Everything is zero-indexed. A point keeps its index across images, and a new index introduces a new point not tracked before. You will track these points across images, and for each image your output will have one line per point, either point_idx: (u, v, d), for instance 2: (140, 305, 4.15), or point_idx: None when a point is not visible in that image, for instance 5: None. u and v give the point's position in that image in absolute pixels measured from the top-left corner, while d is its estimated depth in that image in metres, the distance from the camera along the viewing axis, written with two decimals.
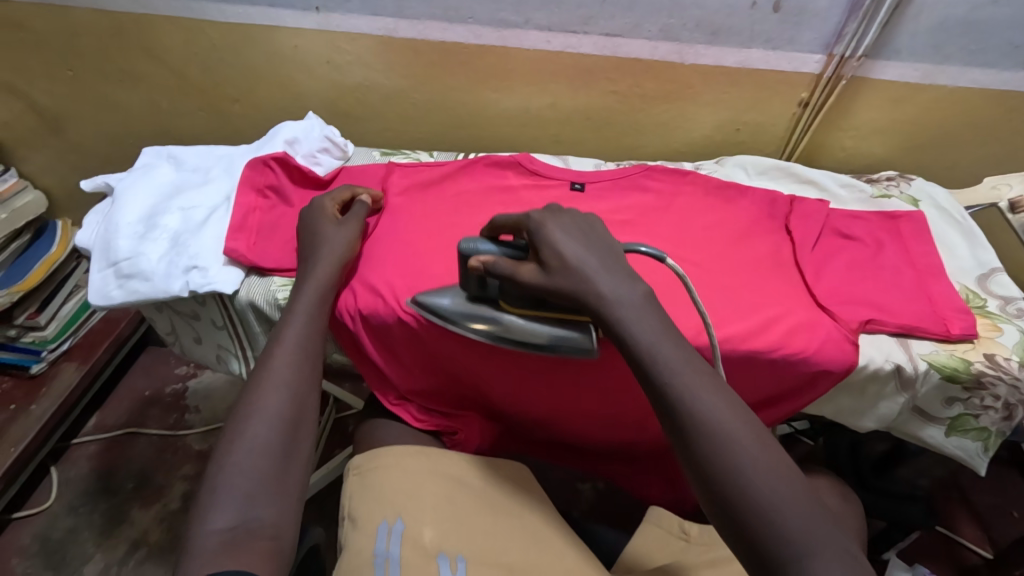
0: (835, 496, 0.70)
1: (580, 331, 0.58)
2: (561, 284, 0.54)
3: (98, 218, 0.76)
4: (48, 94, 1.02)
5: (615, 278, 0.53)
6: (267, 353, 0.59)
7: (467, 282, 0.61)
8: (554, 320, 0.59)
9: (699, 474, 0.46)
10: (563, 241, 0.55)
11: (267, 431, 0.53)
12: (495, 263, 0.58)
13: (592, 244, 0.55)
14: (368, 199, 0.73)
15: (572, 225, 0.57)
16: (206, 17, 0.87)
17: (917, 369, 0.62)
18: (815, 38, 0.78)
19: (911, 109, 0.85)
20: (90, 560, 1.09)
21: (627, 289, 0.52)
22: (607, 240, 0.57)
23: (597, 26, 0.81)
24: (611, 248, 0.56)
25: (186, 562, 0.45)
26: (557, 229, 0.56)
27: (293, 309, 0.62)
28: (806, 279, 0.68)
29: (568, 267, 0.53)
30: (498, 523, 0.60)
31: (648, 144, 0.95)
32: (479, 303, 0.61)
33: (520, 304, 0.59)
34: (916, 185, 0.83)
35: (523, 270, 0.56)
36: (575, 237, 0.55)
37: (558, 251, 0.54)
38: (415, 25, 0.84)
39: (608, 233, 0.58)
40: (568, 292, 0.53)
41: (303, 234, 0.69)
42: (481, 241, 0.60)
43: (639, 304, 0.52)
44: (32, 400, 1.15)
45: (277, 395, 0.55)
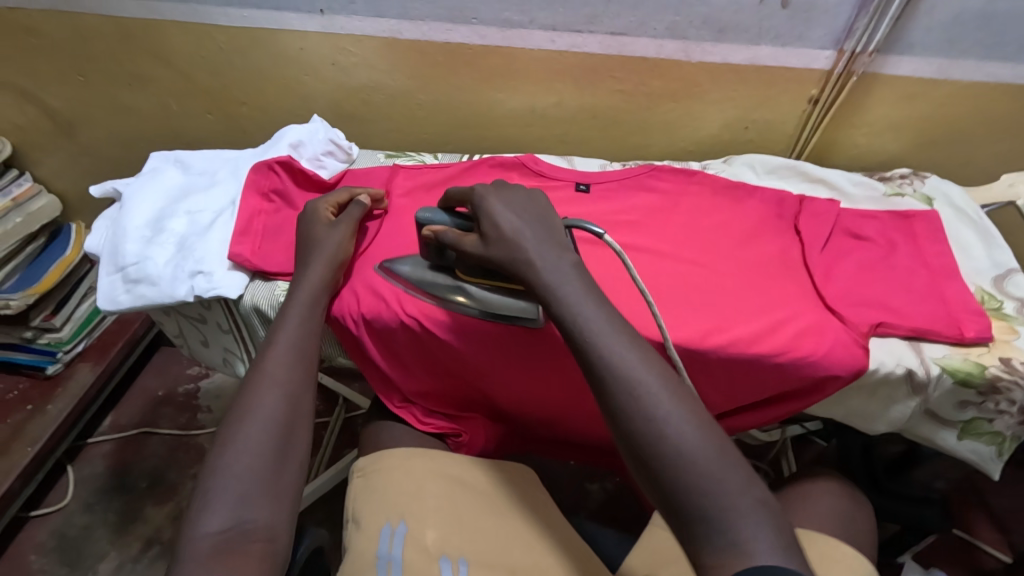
0: (845, 501, 0.69)
1: (524, 301, 0.61)
2: (495, 254, 0.55)
3: (106, 222, 0.77)
4: (60, 99, 1.03)
5: (549, 251, 0.54)
6: (262, 355, 0.59)
7: (427, 251, 0.65)
8: (501, 288, 0.62)
9: (631, 450, 0.45)
10: (499, 212, 0.56)
11: (262, 434, 0.53)
12: (444, 233, 0.60)
13: (531, 217, 0.56)
14: (366, 199, 0.72)
15: (513, 199, 0.58)
16: (211, 21, 0.88)
17: (929, 373, 0.61)
18: (825, 34, 0.77)
19: (924, 105, 0.83)
20: (105, 557, 1.11)
21: (556, 258, 0.53)
22: (549, 215, 0.57)
23: (602, 24, 0.80)
24: (550, 222, 0.56)
25: (181, 565, 0.46)
26: (498, 202, 0.57)
27: (287, 312, 0.62)
28: (815, 281, 0.67)
29: (503, 236, 0.55)
30: (499, 527, 0.60)
31: (655, 143, 0.94)
32: (437, 272, 0.65)
33: (474, 273, 0.63)
34: (930, 183, 0.81)
35: (465, 240, 0.58)
36: (513, 210, 0.57)
37: (495, 222, 0.56)
38: (419, 26, 0.84)
39: (553, 209, 0.58)
40: (502, 262, 0.55)
41: (301, 238, 0.69)
42: (438, 211, 0.63)
43: (570, 274, 0.52)
44: (48, 400, 1.18)
45: (273, 396, 0.56)
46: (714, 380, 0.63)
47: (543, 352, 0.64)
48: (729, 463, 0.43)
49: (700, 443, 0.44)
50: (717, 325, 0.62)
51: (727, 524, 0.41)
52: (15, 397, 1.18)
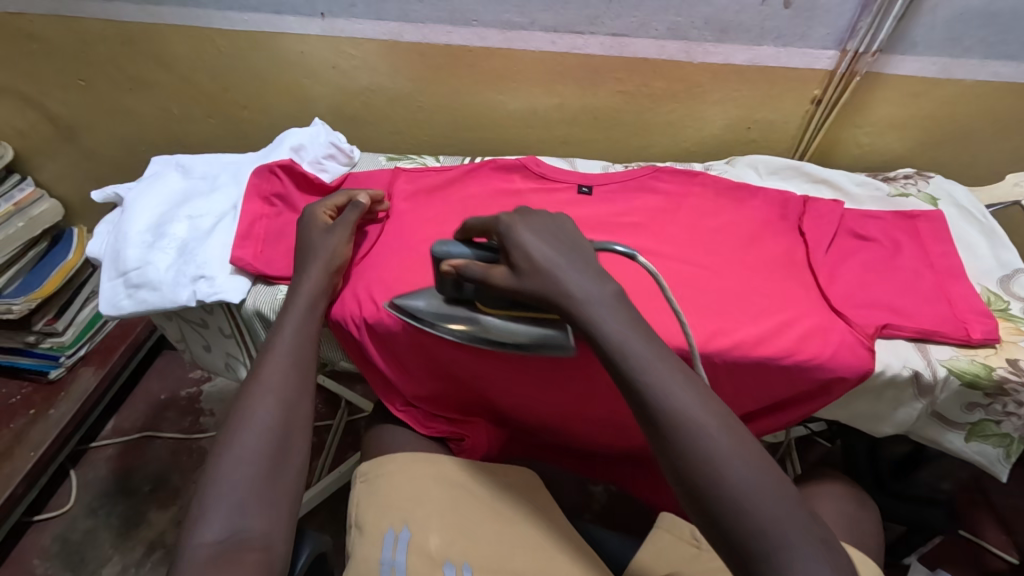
0: (851, 504, 0.68)
1: (555, 329, 0.58)
2: (530, 286, 0.54)
3: (107, 227, 0.77)
4: (61, 103, 1.03)
5: (586, 278, 0.52)
6: (260, 362, 0.59)
7: (443, 285, 0.61)
8: (527, 319, 0.59)
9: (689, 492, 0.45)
10: (530, 241, 0.54)
11: (257, 442, 0.53)
12: (466, 266, 0.58)
13: (561, 245, 0.55)
14: (364, 200, 0.71)
15: (539, 226, 0.56)
16: (212, 25, 0.88)
17: (936, 376, 0.61)
18: (828, 34, 0.76)
19: (928, 104, 0.82)
20: (108, 561, 1.11)
21: (595, 288, 0.52)
22: (578, 240, 0.56)
23: (603, 25, 0.79)
24: (581, 248, 0.55)
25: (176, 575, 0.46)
26: (526, 230, 0.55)
27: (284, 318, 0.62)
28: (819, 283, 0.66)
29: (538, 267, 0.53)
30: (504, 531, 0.60)
31: (657, 145, 0.94)
32: (455, 305, 0.62)
33: (497, 305, 0.60)
34: (934, 183, 0.80)
35: (495, 273, 0.56)
36: (543, 237, 0.55)
37: (526, 253, 0.54)
38: (419, 28, 0.84)
39: (581, 233, 0.57)
40: (539, 295, 0.53)
41: (299, 242, 0.69)
42: (454, 244, 0.61)
43: (609, 305, 0.51)
44: (51, 404, 1.18)
45: (269, 403, 0.55)
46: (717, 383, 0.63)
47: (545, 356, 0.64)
48: (782, 492, 0.43)
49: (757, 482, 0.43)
50: (722, 327, 0.61)
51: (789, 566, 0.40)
52: (17, 402, 1.18)
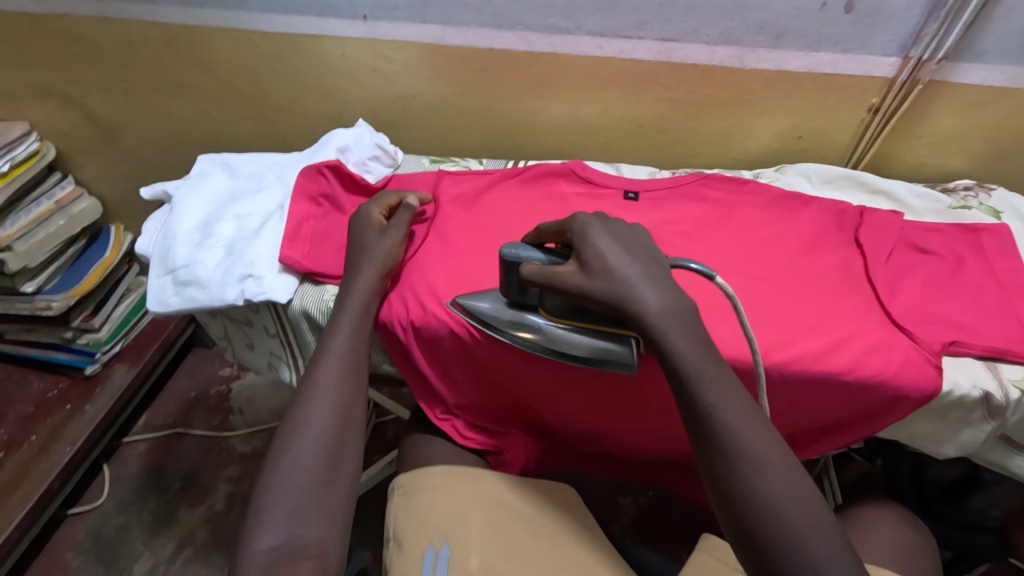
0: (909, 529, 0.65)
1: (619, 345, 0.57)
2: (598, 286, 0.53)
3: (155, 225, 0.77)
4: (104, 104, 1.05)
5: (658, 287, 0.52)
6: (313, 366, 0.59)
7: (507, 287, 0.59)
8: (589, 331, 0.58)
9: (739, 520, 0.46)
10: (605, 243, 0.54)
11: (313, 449, 0.53)
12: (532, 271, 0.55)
13: (636, 251, 0.55)
14: (414, 203, 0.72)
15: (617, 231, 0.56)
16: (256, 27, 0.88)
17: (1008, 397, 0.58)
18: (890, 40, 0.74)
19: (991, 115, 0.80)
20: (140, 558, 1.11)
21: (665, 294, 0.52)
22: (652, 251, 0.56)
23: (652, 31, 0.78)
24: (655, 258, 0.55)
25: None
26: (602, 234, 0.55)
27: (336, 323, 0.62)
28: (880, 297, 0.64)
29: (610, 269, 0.53)
30: (544, 551, 0.58)
31: (701, 154, 0.92)
32: (522, 311, 0.60)
33: (565, 312, 0.58)
34: (997, 196, 0.77)
35: (562, 273, 0.54)
36: (618, 242, 0.55)
37: (600, 252, 0.54)
38: (462, 32, 0.83)
39: (655, 246, 0.57)
40: (607, 297, 0.52)
41: (354, 240, 0.69)
42: (526, 248, 0.58)
43: (679, 316, 0.51)
44: (86, 400, 1.19)
45: (316, 408, 0.56)
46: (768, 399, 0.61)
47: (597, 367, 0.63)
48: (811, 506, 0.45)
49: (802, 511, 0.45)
50: (780, 340, 0.59)
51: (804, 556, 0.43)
52: (54, 397, 1.20)
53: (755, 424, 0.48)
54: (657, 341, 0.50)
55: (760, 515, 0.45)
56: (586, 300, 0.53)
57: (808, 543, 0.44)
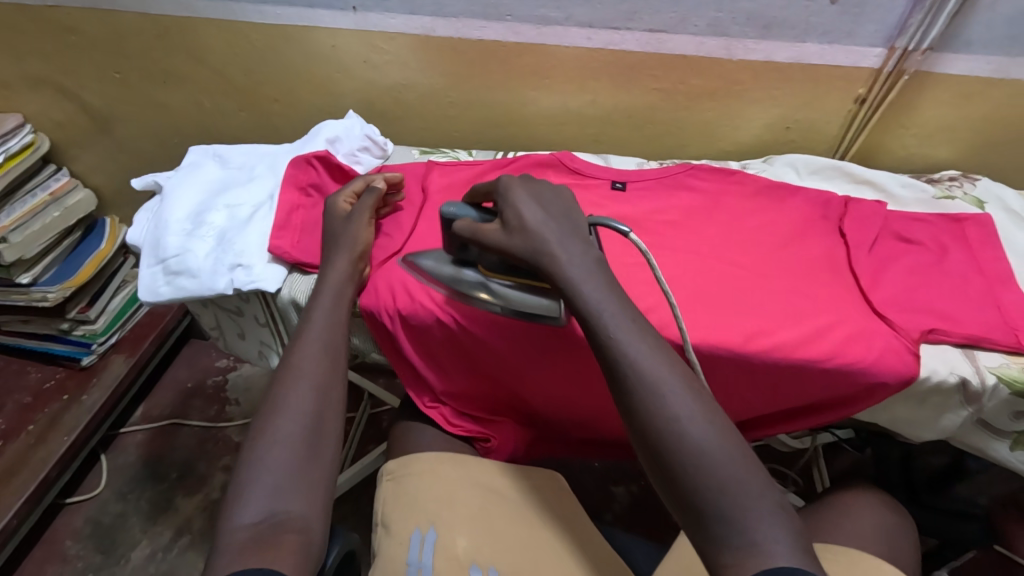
0: (891, 514, 0.66)
1: (547, 298, 0.57)
2: (516, 244, 0.53)
3: (146, 215, 0.78)
4: (99, 96, 1.05)
5: (573, 244, 0.52)
6: (291, 350, 0.60)
7: (450, 244, 0.62)
8: (523, 286, 0.59)
9: (651, 451, 0.44)
10: (523, 202, 0.55)
11: (293, 428, 0.54)
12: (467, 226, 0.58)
13: (555, 209, 0.55)
14: (380, 185, 0.72)
15: (538, 190, 0.57)
16: (248, 19, 0.89)
17: (984, 383, 0.59)
18: (876, 31, 0.74)
19: (978, 105, 0.80)
20: (137, 545, 1.13)
21: (579, 250, 0.52)
22: (574, 210, 0.55)
23: (641, 22, 0.79)
24: (574, 215, 0.55)
25: (216, 556, 0.47)
26: (523, 194, 0.56)
27: (314, 310, 0.63)
28: (862, 286, 0.65)
29: (526, 227, 0.53)
30: (530, 535, 0.59)
31: (691, 144, 0.93)
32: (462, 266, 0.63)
33: (495, 268, 0.59)
34: (982, 186, 0.78)
35: (487, 230, 0.56)
36: (538, 201, 0.55)
37: (518, 212, 0.54)
38: (452, 23, 0.83)
39: (579, 206, 0.56)
40: (523, 254, 0.53)
41: (328, 231, 0.70)
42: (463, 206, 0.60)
43: (594, 269, 0.51)
44: (83, 390, 1.20)
45: (294, 390, 0.57)
46: (753, 385, 0.62)
47: (582, 355, 0.64)
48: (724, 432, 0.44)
49: (710, 436, 0.43)
50: (763, 328, 0.60)
51: (716, 483, 0.42)
52: (52, 387, 1.21)
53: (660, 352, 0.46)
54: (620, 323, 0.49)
55: (667, 440, 0.43)
56: (507, 256, 0.54)
57: (711, 463, 0.42)
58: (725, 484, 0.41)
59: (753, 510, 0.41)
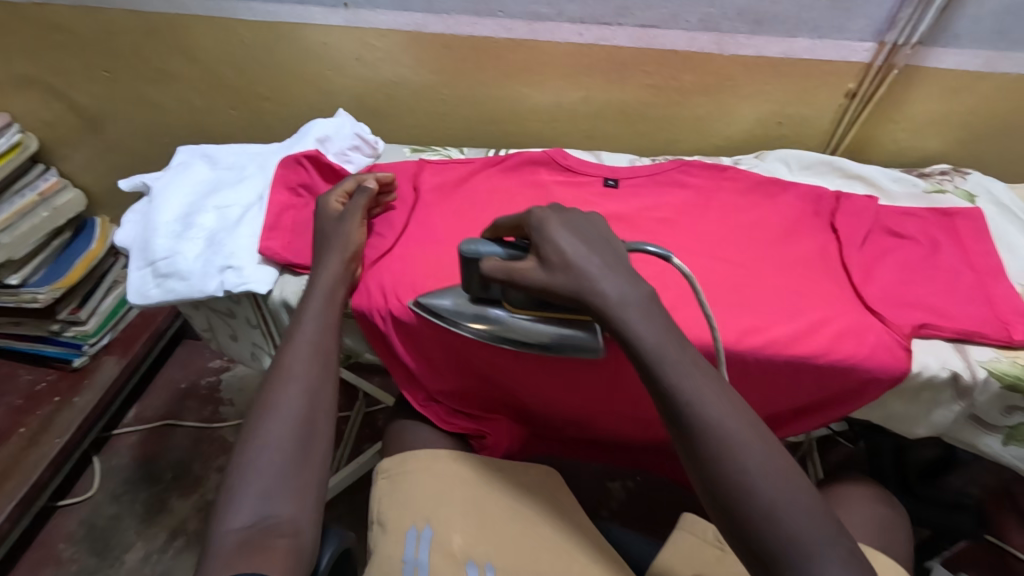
0: (884, 507, 0.67)
1: (584, 331, 0.58)
2: (559, 282, 0.52)
3: (135, 217, 0.77)
4: (86, 94, 1.04)
5: (619, 279, 0.51)
6: (282, 350, 0.60)
7: (469, 284, 0.59)
8: (557, 320, 0.58)
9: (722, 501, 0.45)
10: (562, 235, 0.53)
11: (283, 430, 0.54)
12: (494, 267, 0.55)
13: (592, 241, 0.53)
14: (372, 184, 0.72)
15: (571, 220, 0.55)
16: (237, 16, 0.88)
17: (975, 377, 0.59)
18: (866, 25, 0.74)
19: (967, 99, 0.80)
20: (132, 547, 1.12)
21: (630, 287, 0.50)
22: (611, 239, 0.54)
23: (632, 17, 0.78)
24: (611, 244, 0.54)
25: (206, 559, 0.47)
26: (559, 226, 0.53)
27: (305, 311, 0.62)
28: (853, 281, 0.65)
29: (570, 265, 0.51)
30: (526, 531, 0.60)
31: (684, 140, 0.92)
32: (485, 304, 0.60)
33: (528, 305, 0.58)
34: (972, 179, 0.78)
35: (523, 270, 0.54)
36: (575, 233, 0.53)
37: (558, 247, 0.52)
38: (443, 19, 0.83)
39: (614, 232, 0.55)
40: (569, 294, 0.51)
41: (319, 229, 0.69)
42: (485, 244, 0.57)
43: (645, 307, 0.50)
44: (75, 392, 1.19)
45: (285, 392, 0.56)
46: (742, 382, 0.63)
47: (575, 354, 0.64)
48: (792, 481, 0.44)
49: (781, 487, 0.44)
50: (756, 325, 0.60)
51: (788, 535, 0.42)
52: (44, 389, 1.20)
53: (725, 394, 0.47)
54: (619, 332, 0.49)
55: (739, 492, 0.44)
56: (550, 295, 0.53)
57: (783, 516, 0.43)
58: (795, 532, 0.42)
59: (818, 558, 0.41)
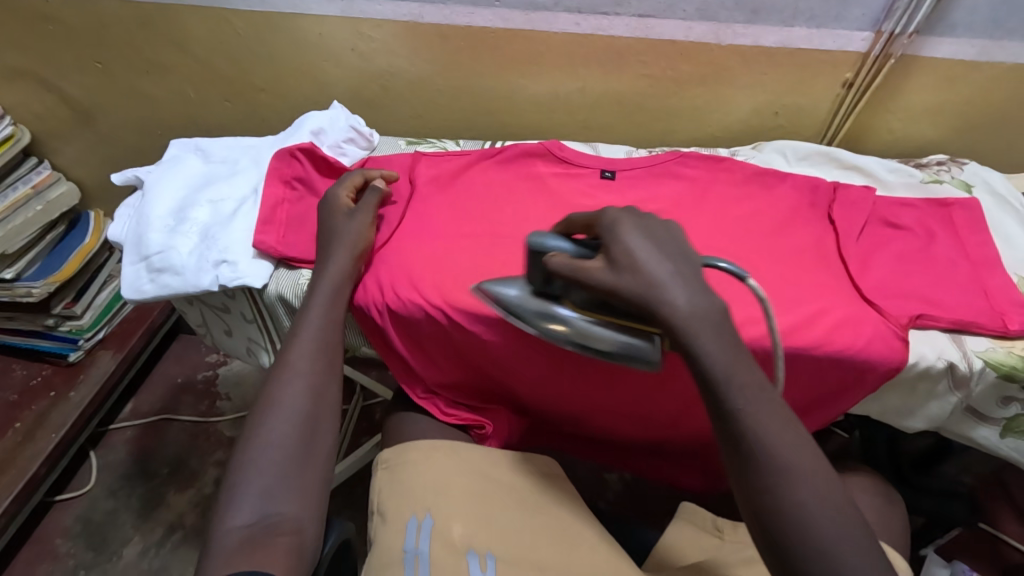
0: (878, 497, 0.67)
1: (642, 340, 0.50)
2: (624, 283, 0.48)
3: (128, 211, 0.76)
4: (77, 86, 1.02)
5: (692, 290, 0.47)
6: (286, 347, 0.60)
7: (532, 274, 0.55)
8: (618, 325, 0.51)
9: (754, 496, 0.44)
10: (634, 237, 0.49)
11: (287, 426, 0.54)
12: (561, 260, 0.51)
13: (669, 249, 0.49)
14: (380, 184, 0.72)
15: (647, 224, 0.51)
16: (229, 6, 0.86)
17: (972, 367, 0.60)
18: (863, 15, 0.74)
19: (964, 88, 0.80)
20: (129, 542, 1.12)
21: (701, 300, 0.47)
22: (689, 250, 0.50)
23: (629, 7, 0.77)
24: (688, 255, 0.50)
25: (207, 558, 0.47)
26: (633, 228, 0.50)
27: (309, 307, 0.62)
28: (850, 272, 0.65)
29: (639, 267, 0.48)
30: (528, 520, 0.59)
31: (681, 130, 0.92)
32: (544, 300, 0.54)
33: (587, 306, 0.52)
34: (969, 170, 0.78)
35: (589, 268, 0.50)
36: (648, 236, 0.50)
37: (628, 248, 0.48)
38: (439, 10, 0.82)
39: (692, 243, 0.51)
40: (634, 298, 0.47)
41: (324, 221, 0.69)
42: (554, 237, 0.53)
43: (716, 321, 0.47)
44: (70, 387, 1.19)
45: (289, 389, 0.57)
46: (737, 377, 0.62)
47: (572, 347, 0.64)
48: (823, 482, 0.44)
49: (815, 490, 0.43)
50: (752, 316, 0.60)
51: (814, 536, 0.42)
52: (39, 384, 1.19)
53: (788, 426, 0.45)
54: (687, 345, 0.46)
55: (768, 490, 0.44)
56: (613, 298, 0.49)
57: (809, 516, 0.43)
58: (848, 567, 0.41)
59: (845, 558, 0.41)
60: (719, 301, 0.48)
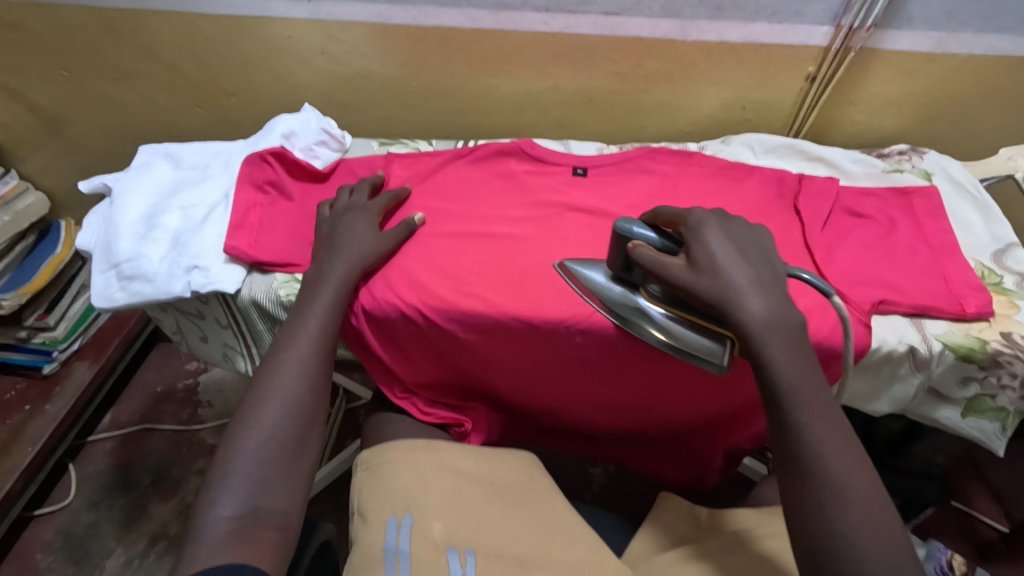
0: None
1: (714, 341, 0.57)
2: (703, 285, 0.53)
3: (97, 220, 0.76)
4: (43, 94, 1.01)
5: (768, 297, 0.53)
6: (283, 343, 0.61)
7: (616, 261, 0.60)
8: (693, 324, 0.58)
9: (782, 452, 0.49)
10: (719, 243, 0.55)
11: (280, 419, 0.55)
12: (644, 251, 0.57)
13: (750, 257, 0.55)
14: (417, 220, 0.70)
15: (732, 230, 0.57)
16: (196, 10, 0.86)
17: (931, 350, 0.62)
18: (823, 10, 0.76)
19: (923, 80, 0.82)
20: (111, 554, 1.11)
21: (777, 307, 0.52)
22: (771, 261, 0.56)
23: (595, 5, 0.78)
24: (771, 265, 0.56)
25: (194, 546, 0.48)
26: (717, 234, 0.56)
27: (310, 302, 0.63)
28: (816, 261, 0.66)
29: (717, 269, 0.54)
30: (506, 516, 0.60)
31: (652, 127, 0.93)
32: (622, 287, 0.61)
33: (664, 299, 0.58)
34: (928, 159, 0.80)
35: (669, 265, 0.55)
36: (732, 243, 0.56)
37: (710, 251, 0.54)
38: (408, 11, 0.82)
39: (775, 253, 0.58)
40: (711, 297, 0.53)
41: (333, 229, 0.69)
42: (644, 227, 0.58)
43: (790, 328, 0.52)
44: (46, 399, 1.17)
45: (284, 383, 0.57)
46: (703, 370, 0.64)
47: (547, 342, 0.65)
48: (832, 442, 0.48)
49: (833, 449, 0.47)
50: None
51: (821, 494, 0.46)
52: (13, 397, 1.17)
53: (795, 402, 0.49)
54: (756, 350, 0.51)
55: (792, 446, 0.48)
56: (692, 297, 0.54)
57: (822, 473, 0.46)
58: (849, 521, 0.44)
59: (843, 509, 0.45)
60: (795, 312, 0.53)
